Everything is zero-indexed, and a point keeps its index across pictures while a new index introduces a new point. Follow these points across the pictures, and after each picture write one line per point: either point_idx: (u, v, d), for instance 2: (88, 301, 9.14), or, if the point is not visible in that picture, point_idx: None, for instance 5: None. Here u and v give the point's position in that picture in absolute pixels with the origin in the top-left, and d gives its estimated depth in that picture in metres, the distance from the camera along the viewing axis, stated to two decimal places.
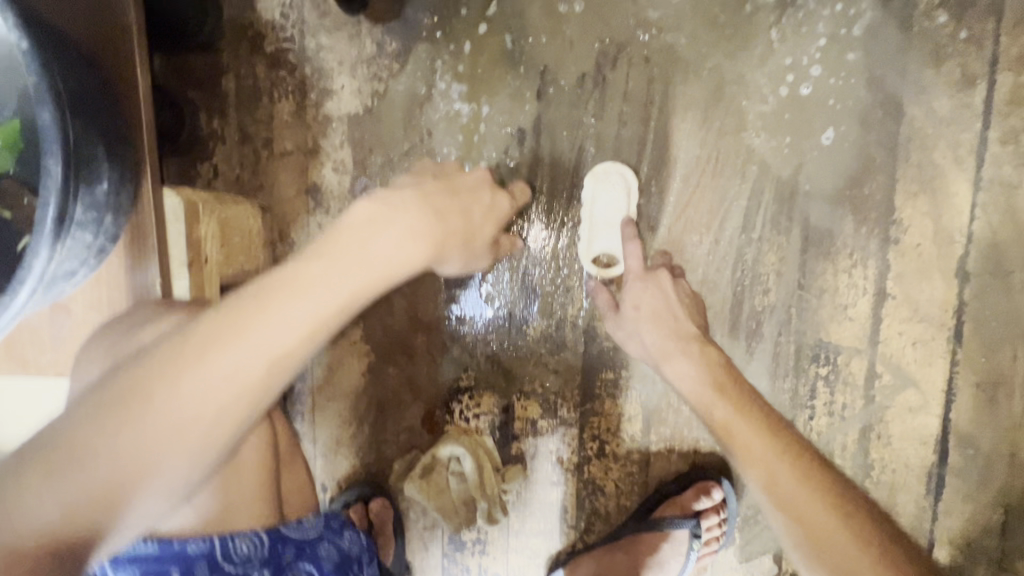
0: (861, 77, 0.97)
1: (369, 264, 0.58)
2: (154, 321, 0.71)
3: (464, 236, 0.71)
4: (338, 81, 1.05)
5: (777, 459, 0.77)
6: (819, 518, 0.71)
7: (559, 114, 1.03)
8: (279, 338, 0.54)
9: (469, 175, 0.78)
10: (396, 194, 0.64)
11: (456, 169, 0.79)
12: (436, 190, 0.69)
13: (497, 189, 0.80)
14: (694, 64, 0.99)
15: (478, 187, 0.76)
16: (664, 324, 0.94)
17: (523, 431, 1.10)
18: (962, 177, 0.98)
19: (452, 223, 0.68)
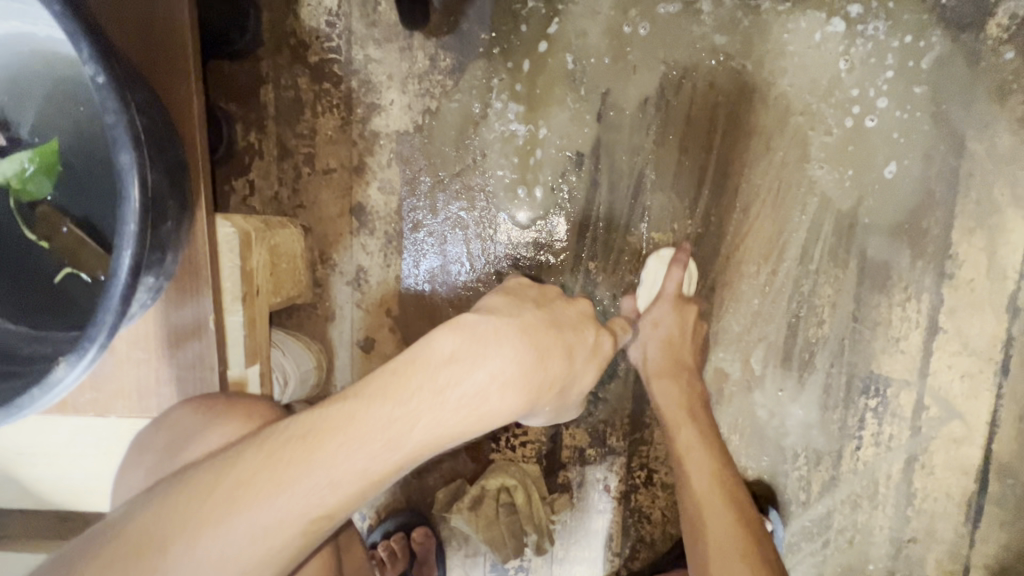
0: (926, 111, 0.96)
1: (424, 419, 0.52)
2: (196, 433, 0.66)
3: (563, 385, 0.60)
4: (387, 96, 1.00)
5: (702, 472, 0.85)
6: (720, 537, 0.79)
7: (618, 138, 0.99)
8: (310, 495, 0.50)
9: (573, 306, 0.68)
10: (491, 322, 0.56)
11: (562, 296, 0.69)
12: (535, 320, 0.59)
13: (602, 328, 0.68)
14: (759, 91, 0.97)
15: (571, 308, 0.67)
16: (671, 348, 0.94)
17: (570, 459, 1.09)
18: (1019, 213, 0.98)
19: (547, 364, 0.57)
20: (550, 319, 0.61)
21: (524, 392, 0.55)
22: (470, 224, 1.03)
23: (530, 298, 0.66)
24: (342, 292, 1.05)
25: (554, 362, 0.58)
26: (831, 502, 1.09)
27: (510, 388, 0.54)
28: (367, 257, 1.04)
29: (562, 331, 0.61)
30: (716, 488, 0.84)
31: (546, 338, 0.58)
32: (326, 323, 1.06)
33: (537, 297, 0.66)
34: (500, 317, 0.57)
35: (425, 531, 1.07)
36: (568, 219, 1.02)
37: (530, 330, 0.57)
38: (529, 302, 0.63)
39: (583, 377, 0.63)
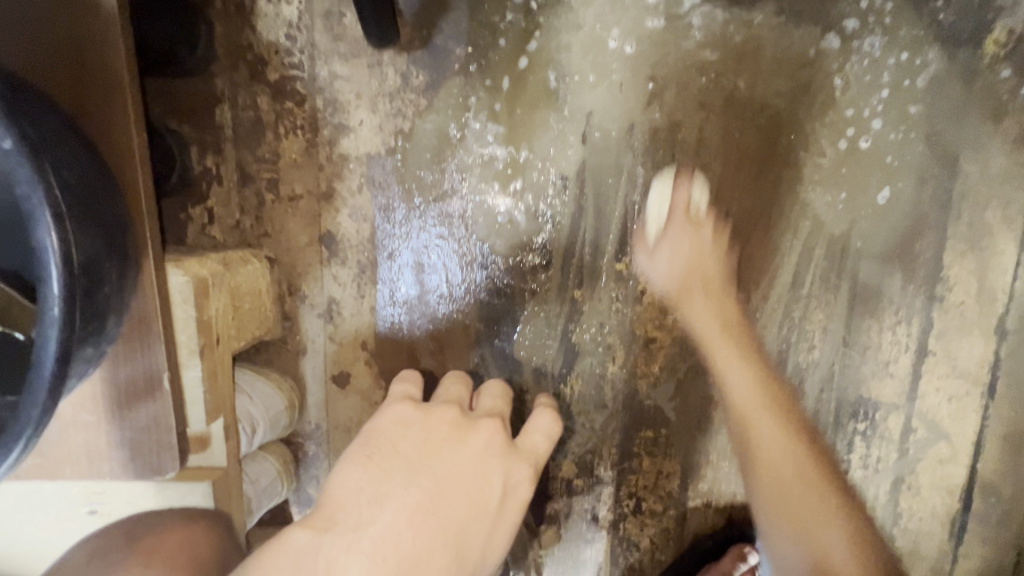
0: (920, 132, 0.93)
1: None
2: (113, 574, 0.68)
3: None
4: (356, 116, 0.92)
5: (783, 447, 0.85)
6: (800, 495, 0.82)
7: (605, 161, 0.94)
8: None
9: (465, 447, 0.70)
10: (321, 556, 0.56)
11: (454, 429, 0.73)
12: (396, 524, 0.60)
13: (508, 462, 0.72)
14: (750, 110, 0.93)
15: (454, 474, 0.67)
16: (688, 270, 0.92)
17: (557, 491, 1.06)
18: (1009, 236, 0.97)
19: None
20: (413, 516, 0.61)
21: None
22: (450, 249, 0.97)
23: (399, 466, 0.66)
24: (313, 326, 0.99)
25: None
26: None
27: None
28: (339, 288, 0.98)
29: (429, 527, 0.61)
30: (812, 489, 0.82)
31: (400, 554, 0.58)
32: (297, 358, 1.00)
33: (408, 462, 0.66)
34: (332, 546, 0.57)
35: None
36: (553, 246, 0.97)
37: (375, 556, 0.57)
38: (392, 487, 0.63)
39: (472, 558, 0.64)
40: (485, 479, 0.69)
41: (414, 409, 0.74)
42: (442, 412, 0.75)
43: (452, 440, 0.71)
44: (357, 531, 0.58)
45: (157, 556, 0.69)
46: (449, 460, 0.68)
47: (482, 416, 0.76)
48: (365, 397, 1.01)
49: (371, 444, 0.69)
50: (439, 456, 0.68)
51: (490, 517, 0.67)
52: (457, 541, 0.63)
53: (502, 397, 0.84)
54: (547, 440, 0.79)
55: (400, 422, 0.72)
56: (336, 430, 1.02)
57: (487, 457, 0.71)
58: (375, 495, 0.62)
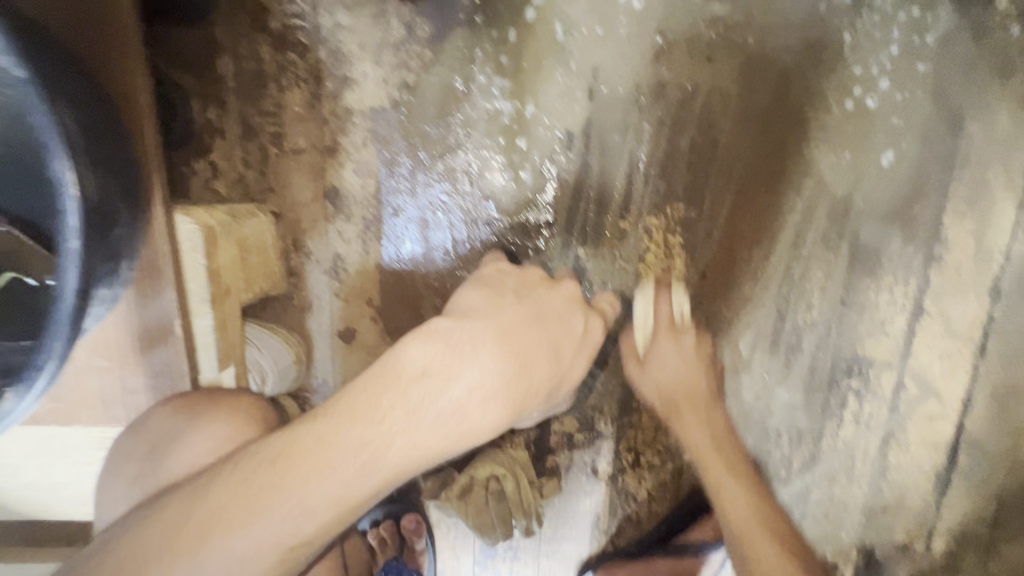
0: (928, 91, 0.93)
1: (411, 437, 0.54)
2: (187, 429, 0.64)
3: (553, 388, 0.64)
4: (360, 68, 0.91)
5: (714, 438, 0.97)
6: (721, 458, 0.96)
7: (611, 117, 0.94)
8: (289, 523, 0.50)
9: (560, 292, 0.71)
10: (463, 332, 0.59)
11: (543, 282, 0.72)
12: (513, 321, 0.63)
13: (591, 313, 0.72)
14: (759, 66, 0.92)
15: (551, 305, 0.69)
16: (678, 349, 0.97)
17: (559, 445, 1.09)
18: (1008, 198, 0.98)
19: (525, 369, 0.60)
20: (524, 322, 0.64)
21: (505, 404, 0.58)
22: (454, 207, 0.97)
23: (509, 293, 0.68)
24: (318, 282, 1.00)
25: (528, 370, 0.61)
26: (811, 478, 1.12)
27: (487, 399, 0.57)
28: (344, 244, 0.98)
29: (535, 336, 0.63)
30: (735, 476, 0.95)
31: (520, 344, 0.61)
32: (303, 314, 1.01)
33: (516, 290, 0.69)
34: (472, 327, 0.60)
35: (413, 516, 1.08)
36: (557, 204, 0.97)
37: (502, 341, 0.60)
38: (507, 304, 0.66)
39: (568, 373, 0.67)
40: (579, 315, 0.70)
41: (510, 265, 0.75)
42: (535, 266, 0.76)
43: (547, 284, 0.72)
44: (488, 320, 0.62)
45: (226, 411, 0.66)
46: (546, 295, 0.70)
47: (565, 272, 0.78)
48: (370, 353, 1.03)
49: (484, 279, 0.71)
50: (538, 290, 0.70)
51: (584, 346, 0.69)
52: (558, 355, 0.65)
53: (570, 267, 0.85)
54: (613, 307, 0.82)
55: (498, 270, 0.74)
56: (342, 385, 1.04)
57: (579, 297, 0.73)
58: (495, 305, 0.65)
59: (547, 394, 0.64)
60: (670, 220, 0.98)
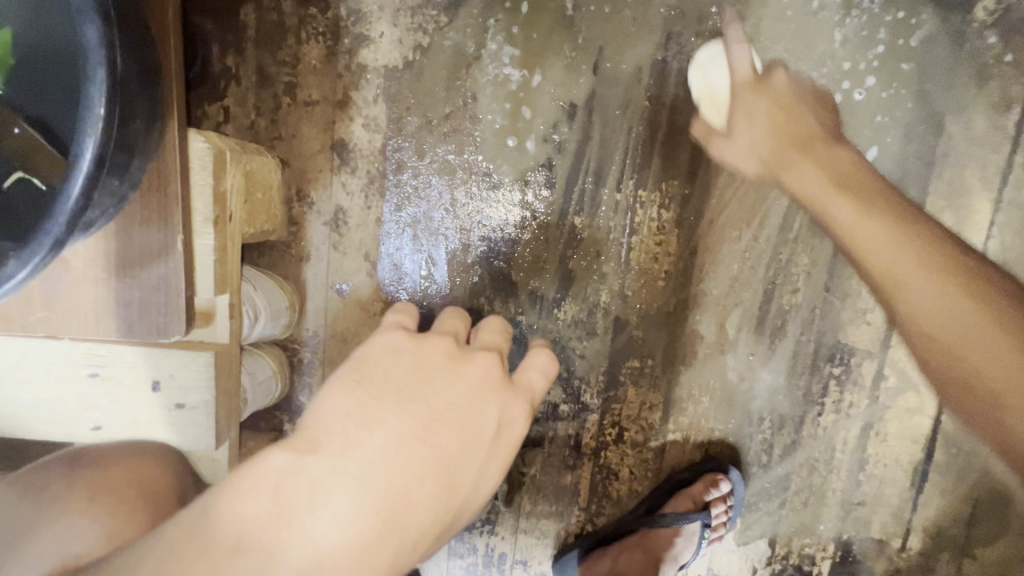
0: (911, 89, 0.99)
1: None
2: (100, 478, 0.72)
3: (439, 527, 0.52)
4: (377, 28, 0.95)
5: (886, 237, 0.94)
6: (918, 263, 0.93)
7: (613, 91, 0.98)
8: None
9: (460, 385, 0.56)
10: (302, 480, 0.46)
11: (449, 363, 0.57)
12: (385, 454, 0.49)
13: (510, 395, 0.59)
14: (754, 54, 0.97)
15: (451, 401, 0.55)
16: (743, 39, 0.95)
17: (543, 415, 1.09)
18: (985, 196, 1.03)
19: (396, 514, 0.48)
20: (403, 439, 0.50)
21: (365, 568, 0.46)
22: (457, 169, 1.00)
23: (388, 397, 0.52)
24: (318, 233, 1.01)
25: (399, 515, 0.48)
26: (790, 466, 1.13)
27: (338, 565, 0.45)
28: (347, 197, 1.00)
29: (423, 450, 0.51)
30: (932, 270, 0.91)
31: (391, 486, 0.48)
32: (300, 264, 1.02)
33: (399, 390, 0.53)
34: (315, 471, 0.47)
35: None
36: (557, 173, 1.00)
37: (368, 480, 0.47)
38: (383, 409, 0.51)
39: (470, 499, 0.55)
40: (489, 406, 0.56)
41: (407, 337, 0.59)
42: (438, 342, 0.59)
43: (447, 368, 0.57)
44: (341, 457, 0.48)
45: (140, 480, 0.73)
46: (441, 389, 0.55)
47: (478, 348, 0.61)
48: (364, 309, 1.04)
49: (362, 371, 0.54)
50: (432, 382, 0.55)
51: (489, 457, 0.56)
52: (452, 479, 0.52)
53: (498, 332, 0.67)
54: (545, 377, 0.64)
55: (387, 347, 0.58)
56: (332, 338, 1.05)
57: (492, 383, 0.58)
58: (360, 424, 0.50)
59: (432, 539, 0.51)
60: (664, 195, 1.02)
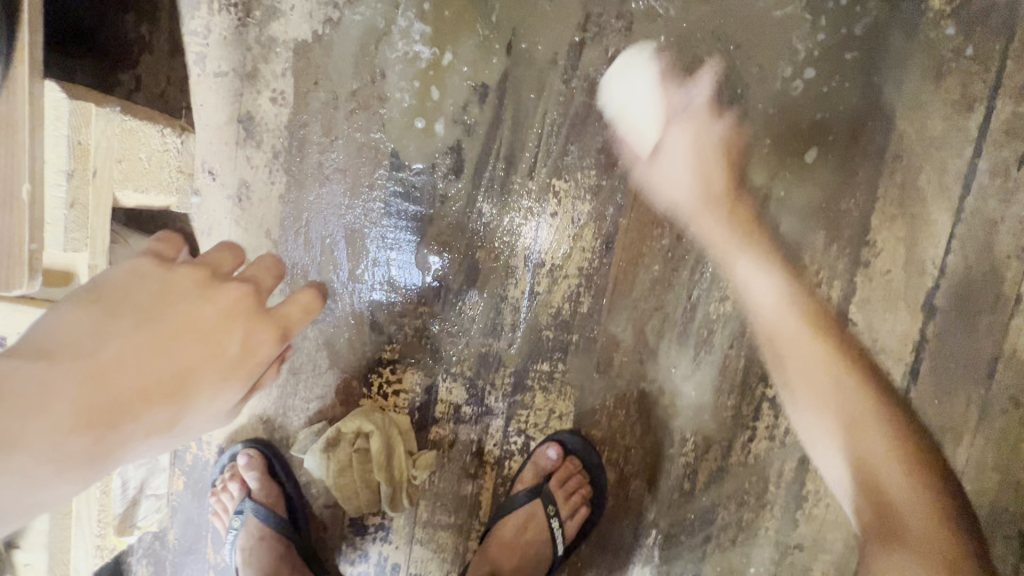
0: (856, 83, 0.90)
1: None
2: None
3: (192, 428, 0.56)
4: (288, 0, 0.94)
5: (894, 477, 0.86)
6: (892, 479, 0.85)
7: (528, 73, 0.93)
8: None
9: (203, 309, 0.56)
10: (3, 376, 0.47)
11: (192, 293, 0.56)
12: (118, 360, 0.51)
13: (259, 321, 0.58)
14: (680, 39, 0.91)
15: (198, 321, 0.55)
16: None
17: (444, 416, 1.01)
18: (944, 205, 0.91)
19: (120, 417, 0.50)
20: (129, 353, 0.51)
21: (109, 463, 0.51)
22: (363, 148, 0.96)
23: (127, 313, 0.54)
24: (220, 207, 0.99)
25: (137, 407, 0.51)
26: (717, 497, 1.01)
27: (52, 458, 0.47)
28: (251, 172, 0.98)
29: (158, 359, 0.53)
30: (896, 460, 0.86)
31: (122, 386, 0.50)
32: (200, 238, 1.00)
33: (140, 307, 0.54)
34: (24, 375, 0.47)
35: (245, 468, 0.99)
36: (465, 157, 0.95)
37: (87, 380, 0.49)
38: (113, 330, 0.52)
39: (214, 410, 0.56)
40: (233, 333, 0.57)
41: (160, 264, 0.58)
42: (188, 271, 0.58)
43: (196, 294, 0.57)
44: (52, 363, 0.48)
45: None
46: (178, 315, 0.55)
47: (236, 278, 0.60)
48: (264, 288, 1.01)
49: (101, 292, 0.54)
50: (162, 312, 0.55)
51: (236, 373, 0.57)
52: (188, 388, 0.54)
53: (267, 273, 0.62)
54: (308, 311, 0.62)
55: (136, 272, 0.57)
56: None
57: (240, 313, 0.58)
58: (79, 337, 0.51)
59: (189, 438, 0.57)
60: (580, 185, 0.95)
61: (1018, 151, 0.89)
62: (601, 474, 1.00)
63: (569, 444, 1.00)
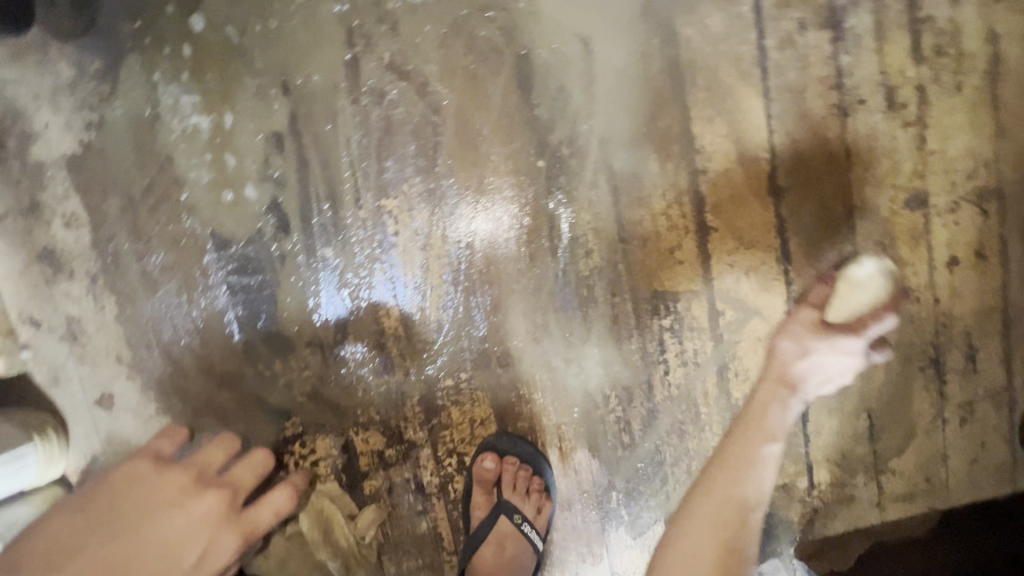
0: (628, 7, 0.90)
1: None
2: None
3: None
4: (40, 119, 0.87)
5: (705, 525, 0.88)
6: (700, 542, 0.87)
7: (314, 106, 0.89)
8: None
9: (190, 506, 0.79)
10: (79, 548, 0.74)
11: (181, 494, 0.80)
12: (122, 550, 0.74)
13: (225, 525, 0.80)
14: (448, 21, 0.89)
15: (165, 535, 0.76)
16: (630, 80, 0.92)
17: (371, 467, 0.98)
18: (751, 92, 0.93)
19: None
20: (132, 547, 0.75)
21: None
22: (180, 240, 0.91)
23: (139, 506, 0.78)
24: (57, 351, 0.92)
25: None
26: (658, 438, 1.01)
27: None
28: (74, 304, 0.91)
29: (142, 554, 0.75)
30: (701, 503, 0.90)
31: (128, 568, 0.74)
32: (49, 390, 0.92)
33: (141, 509, 0.77)
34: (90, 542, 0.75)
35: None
36: (287, 210, 0.91)
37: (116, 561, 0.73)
38: (103, 540, 0.75)
39: None
40: (193, 543, 0.77)
41: (150, 469, 0.82)
42: (179, 474, 0.82)
43: (173, 500, 0.79)
44: (99, 544, 0.74)
45: None
46: (156, 527, 0.77)
47: (216, 484, 0.83)
48: (137, 414, 0.94)
49: (106, 497, 0.78)
50: (149, 523, 0.77)
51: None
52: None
53: (254, 471, 0.87)
54: (273, 515, 0.84)
55: (131, 478, 0.81)
56: (114, 455, 0.94)
57: (209, 521, 0.79)
58: (139, 518, 0.77)
59: None
60: (410, 198, 0.92)
61: (795, 19, 0.92)
62: (544, 463, 0.99)
63: (499, 446, 0.98)
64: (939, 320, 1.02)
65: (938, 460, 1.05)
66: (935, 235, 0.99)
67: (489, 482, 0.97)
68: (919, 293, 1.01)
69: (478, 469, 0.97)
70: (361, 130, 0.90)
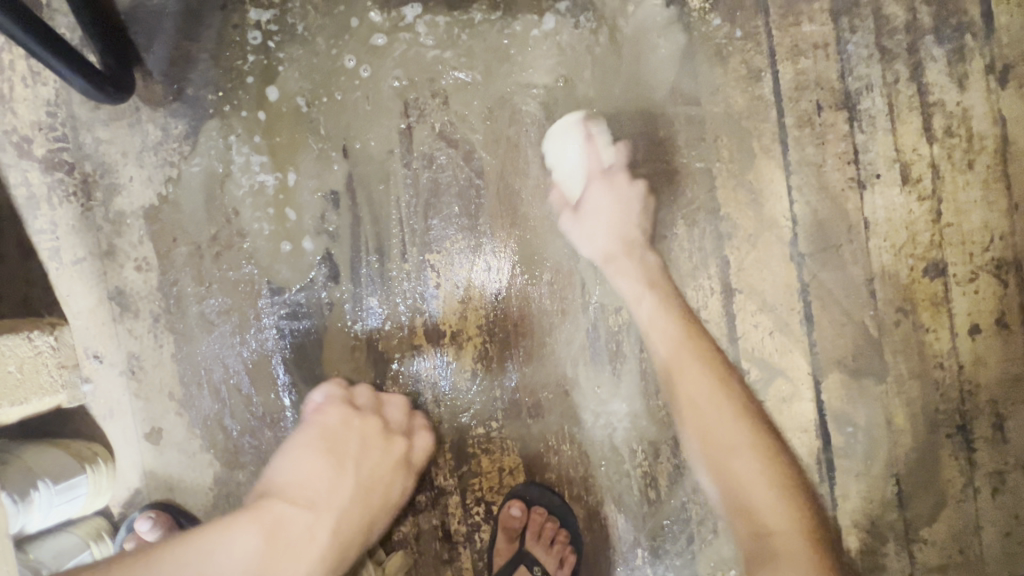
0: (658, 87, 0.99)
1: (333, 523, 0.86)
2: None
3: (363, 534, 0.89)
4: (125, 173, 0.97)
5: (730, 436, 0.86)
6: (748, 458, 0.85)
7: (370, 169, 0.98)
8: None
9: (390, 447, 0.93)
10: (292, 518, 0.83)
11: (376, 440, 0.92)
12: (341, 495, 0.88)
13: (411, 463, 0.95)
14: (494, 96, 0.98)
15: (371, 478, 0.91)
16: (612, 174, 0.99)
17: (400, 512, 1.00)
18: (772, 165, 1.00)
19: (359, 502, 0.89)
20: (359, 492, 0.89)
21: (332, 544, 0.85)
22: (239, 285, 0.98)
23: (345, 452, 0.90)
24: (116, 385, 0.98)
25: (354, 508, 0.88)
26: (685, 494, 1.01)
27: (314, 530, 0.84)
28: (135, 341, 0.98)
29: (361, 502, 0.89)
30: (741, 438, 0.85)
31: (352, 514, 0.88)
32: (103, 423, 0.98)
33: (350, 456, 0.90)
34: (309, 498, 0.86)
35: (145, 514, 0.94)
36: (338, 260, 0.98)
37: (355, 495, 0.89)
38: (327, 479, 0.88)
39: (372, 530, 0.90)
40: (394, 483, 0.93)
41: (349, 414, 0.93)
42: (369, 424, 0.93)
43: (378, 443, 0.92)
44: (321, 498, 0.86)
45: None
46: (371, 466, 0.91)
47: (394, 431, 0.94)
48: (182, 450, 0.98)
49: (324, 439, 0.90)
50: (361, 465, 0.91)
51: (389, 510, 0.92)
52: (376, 508, 0.90)
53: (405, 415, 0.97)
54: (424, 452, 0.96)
55: (342, 423, 0.92)
56: (156, 489, 0.98)
57: (398, 467, 0.93)
58: (358, 452, 0.91)
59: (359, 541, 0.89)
60: (452, 253, 0.99)
61: (812, 101, 1.00)
62: (570, 515, 1.00)
63: (527, 496, 0.99)
64: (964, 386, 1.03)
65: (972, 530, 1.03)
66: (956, 302, 1.02)
67: (516, 530, 0.98)
68: (942, 359, 1.03)
69: (506, 517, 0.98)
70: (411, 190, 0.98)
